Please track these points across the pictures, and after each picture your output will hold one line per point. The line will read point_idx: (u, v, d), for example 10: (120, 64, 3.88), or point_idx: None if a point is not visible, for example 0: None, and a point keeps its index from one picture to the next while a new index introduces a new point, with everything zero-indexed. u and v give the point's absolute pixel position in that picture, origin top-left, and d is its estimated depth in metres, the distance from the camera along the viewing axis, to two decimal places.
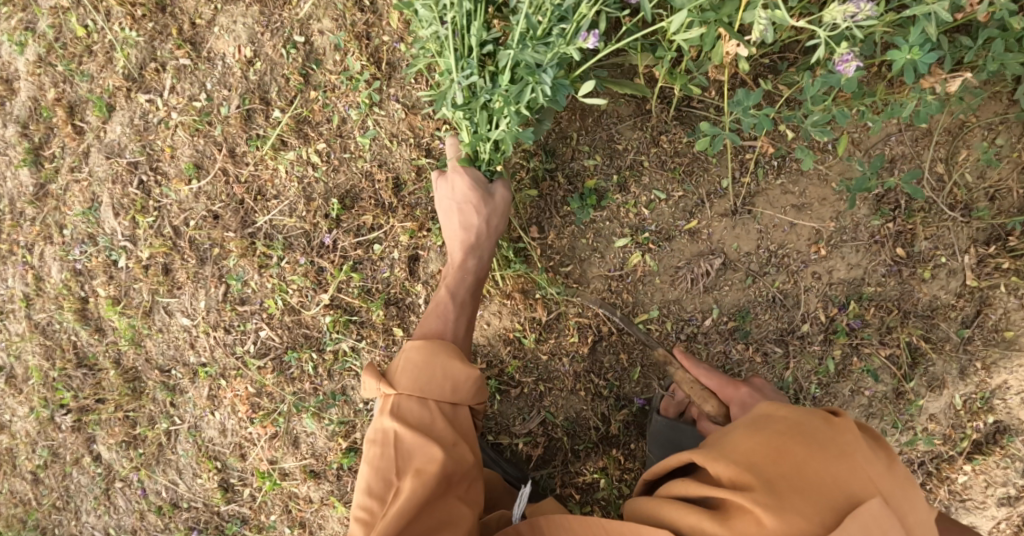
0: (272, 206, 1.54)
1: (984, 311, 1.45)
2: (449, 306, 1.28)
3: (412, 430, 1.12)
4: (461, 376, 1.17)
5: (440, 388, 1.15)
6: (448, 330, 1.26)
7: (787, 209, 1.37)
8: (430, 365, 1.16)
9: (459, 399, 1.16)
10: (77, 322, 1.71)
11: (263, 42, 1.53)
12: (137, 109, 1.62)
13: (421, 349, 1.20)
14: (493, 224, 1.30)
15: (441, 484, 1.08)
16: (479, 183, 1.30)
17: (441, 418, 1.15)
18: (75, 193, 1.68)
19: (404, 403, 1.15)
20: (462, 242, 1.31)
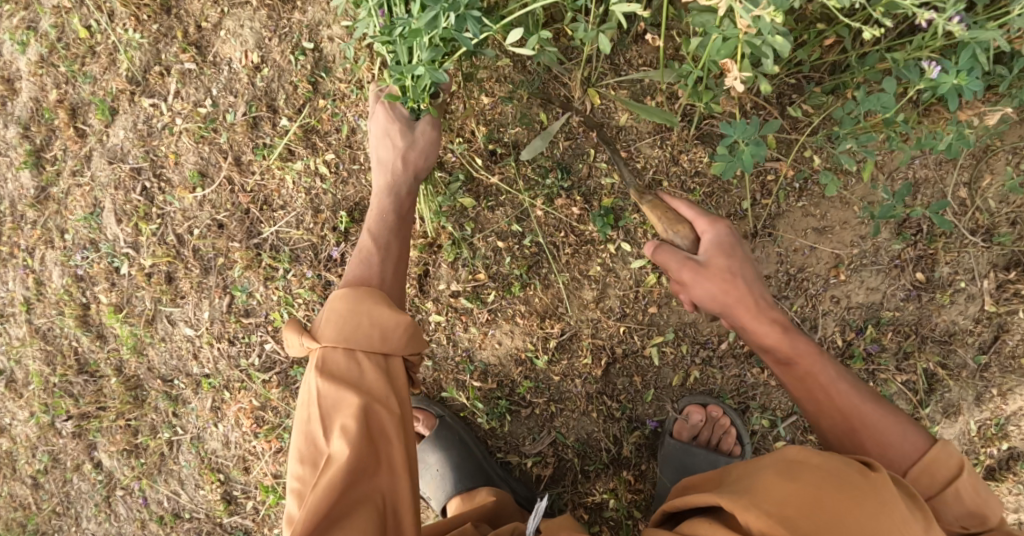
0: (279, 217, 1.50)
1: (1002, 338, 1.42)
2: (372, 247, 1.20)
3: (336, 383, 1.07)
4: (388, 323, 1.09)
5: (365, 338, 1.08)
6: (374, 271, 1.17)
7: (807, 232, 1.34)
8: (354, 314, 1.09)
9: (388, 346, 1.09)
10: (79, 328, 1.68)
11: (271, 47, 1.49)
12: (141, 113, 1.59)
13: (343, 295, 1.12)
14: (414, 161, 1.25)
15: (370, 444, 1.04)
16: (404, 120, 1.25)
17: (368, 368, 1.08)
18: (77, 197, 1.65)
19: (331, 356, 1.09)
20: (389, 182, 1.25)
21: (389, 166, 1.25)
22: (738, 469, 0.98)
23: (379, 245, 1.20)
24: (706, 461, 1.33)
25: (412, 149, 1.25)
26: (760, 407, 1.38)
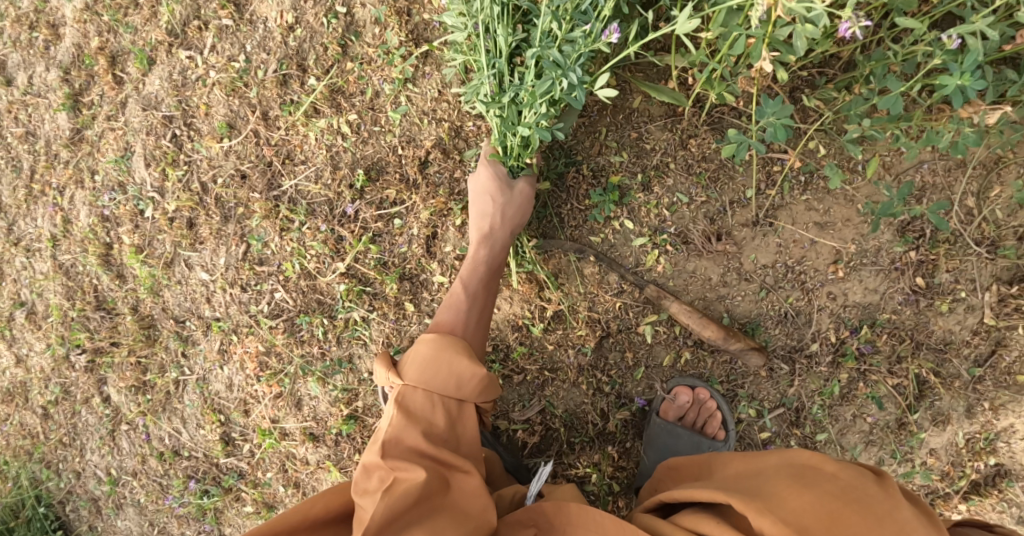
0: (299, 171, 1.56)
1: (999, 352, 1.43)
2: (459, 297, 1.30)
3: (407, 420, 1.14)
4: (466, 373, 1.19)
5: (445, 383, 1.18)
6: (461, 320, 1.27)
7: (809, 226, 1.37)
8: (437, 359, 1.18)
9: (463, 393, 1.18)
10: (100, 266, 1.75)
11: (305, 9, 1.54)
12: (177, 65, 1.65)
13: (428, 339, 1.23)
14: (510, 218, 1.32)
15: (433, 476, 1.09)
16: (504, 180, 1.34)
17: (442, 411, 1.17)
18: (109, 140, 1.72)
19: (409, 395, 1.18)
20: (479, 235, 1.34)
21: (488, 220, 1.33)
22: (740, 466, 1.09)
23: (465, 295, 1.30)
24: (690, 442, 1.38)
25: (509, 207, 1.33)
26: (747, 397, 1.44)
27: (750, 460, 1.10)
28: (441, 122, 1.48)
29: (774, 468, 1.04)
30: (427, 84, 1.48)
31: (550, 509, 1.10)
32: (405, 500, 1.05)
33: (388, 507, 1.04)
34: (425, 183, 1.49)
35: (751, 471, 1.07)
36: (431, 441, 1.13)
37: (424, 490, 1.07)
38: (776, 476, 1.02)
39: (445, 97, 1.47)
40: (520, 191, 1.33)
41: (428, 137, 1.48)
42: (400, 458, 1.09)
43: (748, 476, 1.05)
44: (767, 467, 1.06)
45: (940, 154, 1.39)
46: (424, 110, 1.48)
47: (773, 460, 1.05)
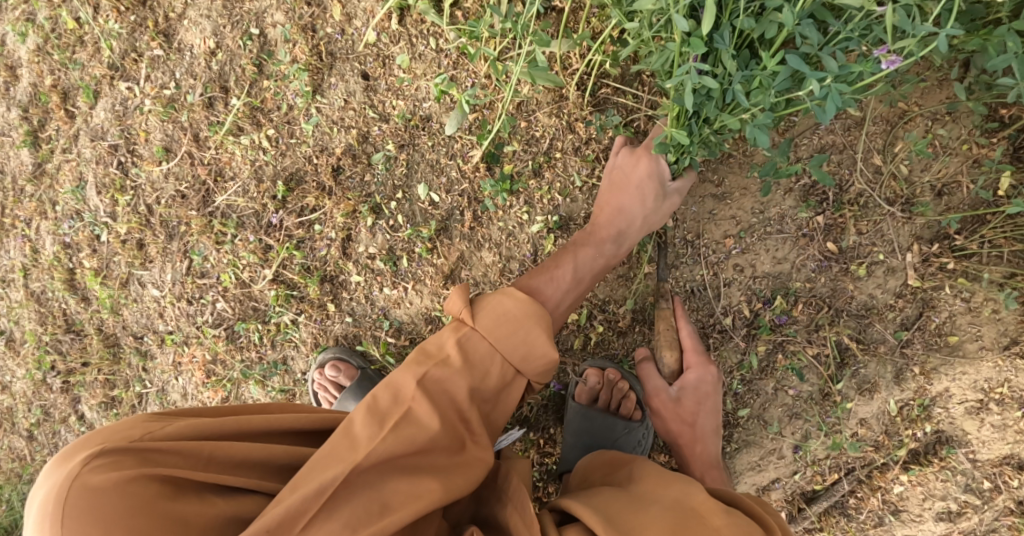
0: (229, 187, 1.64)
1: (926, 314, 1.44)
2: (566, 275, 1.25)
3: (459, 361, 1.08)
4: (537, 349, 1.11)
5: (514, 351, 1.10)
6: (554, 296, 1.22)
7: (704, 198, 1.41)
8: (520, 324, 1.10)
9: (525, 368, 1.11)
10: (66, 291, 1.86)
11: (225, 34, 1.63)
12: (119, 96, 1.77)
13: (519, 299, 1.14)
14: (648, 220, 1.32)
15: (450, 433, 1.04)
16: (660, 176, 1.30)
17: (496, 373, 1.10)
18: (65, 172, 1.84)
19: (472, 339, 1.11)
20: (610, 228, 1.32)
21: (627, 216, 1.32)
22: (648, 485, 1.06)
23: (569, 273, 1.25)
24: (603, 425, 1.40)
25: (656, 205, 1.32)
26: None
27: (658, 486, 1.05)
28: (350, 129, 1.53)
29: (661, 508, 0.99)
30: (334, 95, 1.54)
31: (502, 471, 1.12)
32: (414, 441, 1.00)
33: (395, 438, 0.99)
34: (339, 188, 1.55)
35: (645, 499, 1.02)
36: (470, 398, 1.08)
37: (435, 442, 1.02)
38: (663, 513, 0.98)
39: (351, 106, 1.53)
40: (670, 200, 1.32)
41: (339, 145, 1.54)
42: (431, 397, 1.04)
43: (637, 505, 1.01)
44: (663, 502, 1.01)
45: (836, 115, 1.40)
46: (334, 119, 1.54)
47: (672, 490, 1.02)
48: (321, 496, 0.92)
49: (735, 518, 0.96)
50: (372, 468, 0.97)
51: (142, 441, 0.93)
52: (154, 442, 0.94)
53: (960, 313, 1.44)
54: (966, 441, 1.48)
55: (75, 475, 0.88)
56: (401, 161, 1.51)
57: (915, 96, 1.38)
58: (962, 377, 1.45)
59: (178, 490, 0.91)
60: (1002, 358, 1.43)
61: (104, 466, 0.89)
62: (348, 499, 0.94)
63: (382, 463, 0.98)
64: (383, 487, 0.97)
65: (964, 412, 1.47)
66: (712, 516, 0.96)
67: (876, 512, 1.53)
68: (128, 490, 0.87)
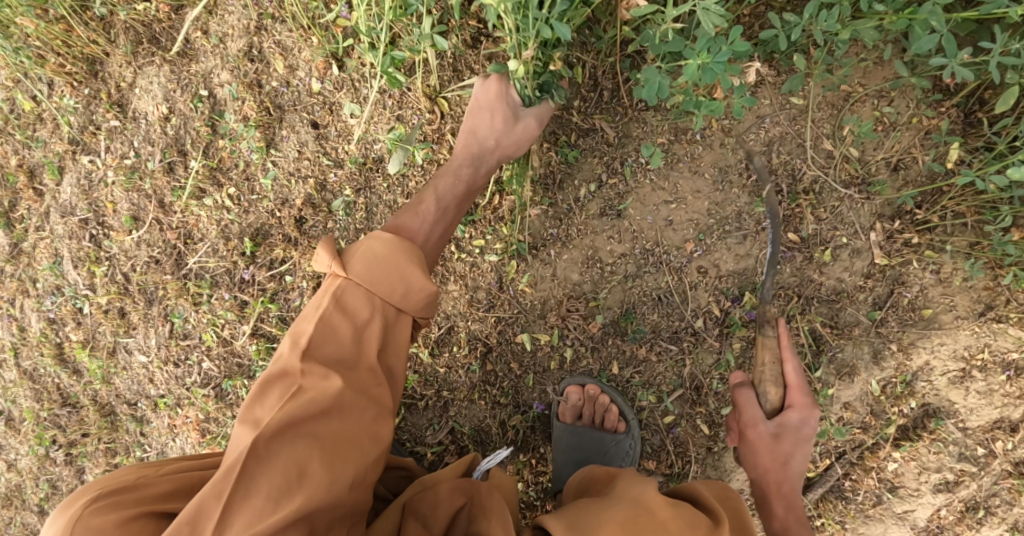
0: (199, 248, 1.66)
1: (897, 291, 1.45)
2: (430, 208, 1.28)
3: (341, 316, 1.11)
4: (415, 285, 1.15)
5: (391, 288, 1.14)
6: (423, 232, 1.26)
7: (660, 206, 1.40)
8: (393, 260, 1.14)
9: (406, 304, 1.14)
10: (57, 366, 1.88)
11: (176, 98, 1.66)
12: (82, 170, 1.79)
13: (383, 238, 1.18)
14: (505, 147, 1.32)
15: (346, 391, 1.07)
16: (511, 104, 1.31)
17: (380, 316, 1.13)
18: (41, 249, 1.85)
19: (349, 289, 1.14)
20: (465, 153, 1.33)
21: (474, 144, 1.32)
22: (619, 483, 1.09)
23: (432, 207, 1.29)
24: (592, 439, 1.42)
25: (505, 135, 1.32)
26: (642, 385, 1.45)
27: (625, 485, 1.08)
28: (308, 179, 1.55)
29: (622, 505, 1.01)
30: (287, 147, 1.56)
31: (484, 488, 1.16)
32: (308, 411, 1.04)
33: (288, 414, 1.03)
34: (305, 238, 1.57)
35: (608, 500, 1.05)
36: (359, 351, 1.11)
37: (334, 403, 1.05)
38: (622, 510, 1.00)
39: (304, 156, 1.55)
40: (523, 124, 1.31)
41: (298, 196, 1.56)
42: (318, 361, 1.07)
43: (601, 504, 1.03)
44: (622, 500, 1.03)
45: (779, 107, 1.40)
46: (290, 171, 1.56)
47: (635, 488, 1.05)
48: (231, 476, 0.99)
49: (683, 513, 1.00)
50: (277, 439, 1.02)
51: (140, 482, 1.05)
52: (148, 483, 1.06)
53: (932, 286, 1.44)
54: (954, 411, 1.48)
55: (77, 518, 0.99)
56: (360, 205, 1.53)
57: (857, 76, 1.38)
58: (941, 348, 1.46)
59: (174, 520, 1.04)
60: (979, 324, 1.44)
61: (106, 507, 1.00)
62: (257, 481, 1.00)
63: (282, 441, 1.02)
64: (290, 455, 1.02)
65: (947, 383, 1.47)
66: (667, 516, 0.98)
67: (873, 492, 1.53)
68: (124, 530, 0.99)
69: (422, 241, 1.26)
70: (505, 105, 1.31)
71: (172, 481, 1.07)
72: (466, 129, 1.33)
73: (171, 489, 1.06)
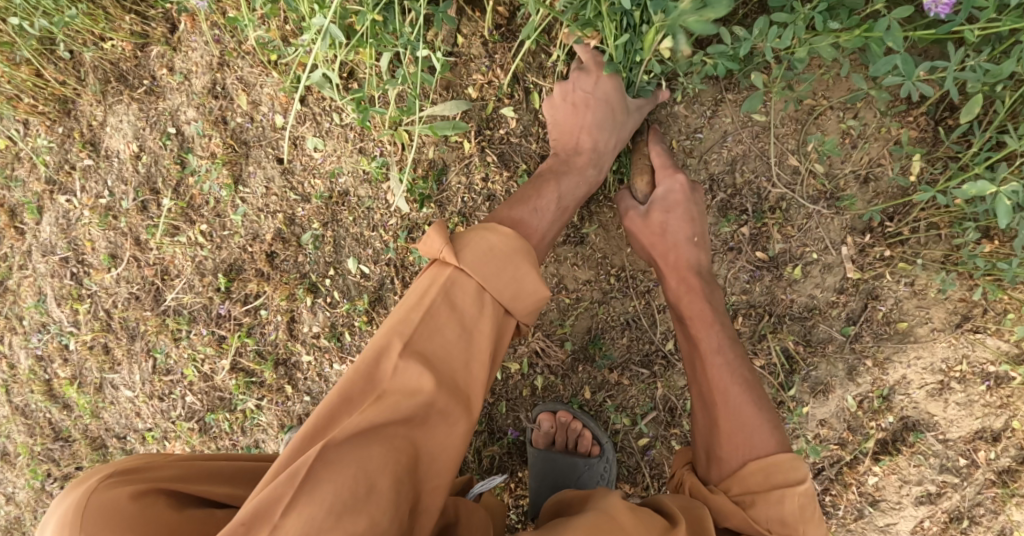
0: (176, 284, 1.67)
1: (871, 305, 1.43)
2: (550, 205, 1.21)
3: (448, 310, 1.03)
4: (528, 287, 1.06)
5: (503, 288, 1.05)
6: (540, 228, 1.19)
7: (623, 231, 1.39)
8: (511, 257, 1.05)
9: (514, 306, 1.06)
10: (48, 401, 1.87)
11: (145, 136, 1.66)
12: (60, 209, 1.78)
13: (502, 232, 1.08)
14: (616, 140, 1.28)
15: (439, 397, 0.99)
16: (620, 97, 1.26)
17: (488, 315, 1.05)
18: (26, 287, 1.83)
19: (460, 282, 1.04)
20: (582, 153, 1.28)
21: (592, 145, 1.27)
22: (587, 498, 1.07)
23: (553, 203, 1.22)
24: (565, 465, 1.41)
25: (617, 127, 1.27)
26: (615, 408, 1.45)
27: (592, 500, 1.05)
28: (276, 214, 1.56)
29: (588, 514, 0.98)
30: (254, 183, 1.56)
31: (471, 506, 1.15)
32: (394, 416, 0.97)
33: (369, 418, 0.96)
34: (277, 273, 1.58)
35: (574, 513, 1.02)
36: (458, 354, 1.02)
37: (419, 409, 0.98)
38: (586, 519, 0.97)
39: (270, 192, 1.56)
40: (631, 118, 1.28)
41: (268, 230, 1.57)
42: (414, 360, 0.99)
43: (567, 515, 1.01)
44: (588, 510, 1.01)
45: (741, 124, 1.38)
46: (259, 207, 1.57)
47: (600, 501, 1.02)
48: (294, 480, 0.91)
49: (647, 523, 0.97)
50: (350, 444, 0.94)
51: (146, 466, 1.04)
52: (156, 467, 1.04)
53: (906, 298, 1.42)
54: (933, 424, 1.46)
55: (90, 491, 0.96)
56: (328, 239, 1.54)
57: (821, 89, 1.35)
58: (917, 362, 1.44)
59: (184, 502, 1.01)
60: (956, 336, 1.42)
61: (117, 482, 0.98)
62: (329, 484, 0.92)
63: (358, 446, 0.95)
64: (362, 464, 0.94)
65: (926, 395, 1.45)
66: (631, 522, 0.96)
67: (855, 506, 1.52)
68: (136, 506, 0.96)
69: (535, 238, 1.19)
70: (615, 97, 1.26)
71: (181, 467, 1.06)
72: (584, 124, 1.27)
73: (179, 473, 1.04)
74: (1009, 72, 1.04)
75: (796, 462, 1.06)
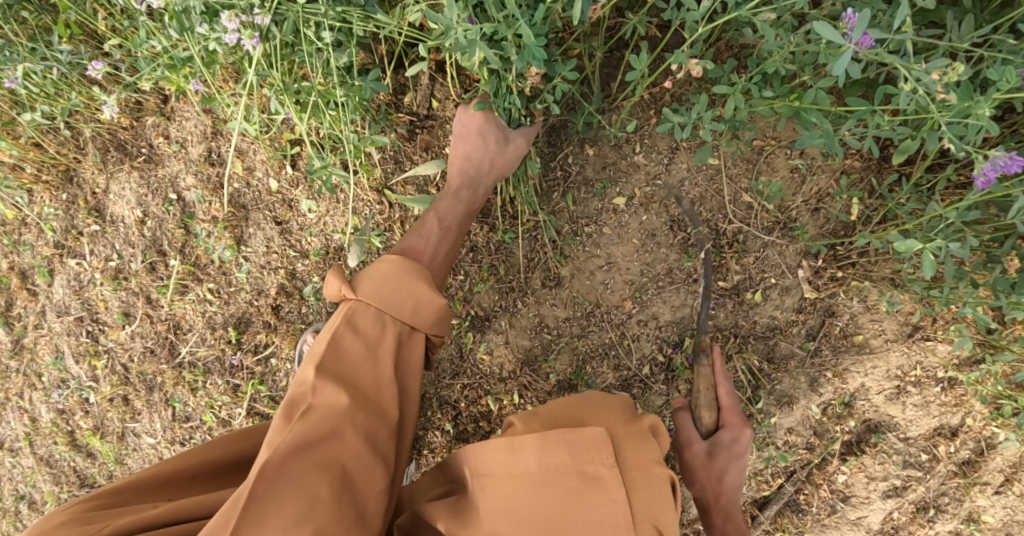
0: (189, 338, 1.79)
1: (829, 321, 1.57)
2: (434, 228, 1.35)
3: (354, 335, 1.15)
4: (424, 299, 1.20)
5: (402, 304, 1.19)
6: (430, 249, 1.33)
7: (596, 271, 1.55)
8: (399, 278, 1.20)
9: (417, 320, 1.20)
10: (72, 451, 1.93)
11: (148, 202, 1.78)
12: (71, 272, 1.88)
13: (391, 261, 1.24)
14: (499, 166, 1.36)
15: (358, 407, 1.08)
16: (499, 128, 1.35)
17: (391, 332, 1.18)
18: (43, 345, 1.92)
19: (360, 309, 1.18)
20: (461, 180, 1.38)
21: (475, 170, 1.36)
22: None
23: (438, 227, 1.35)
24: None
25: (500, 155, 1.36)
26: None
27: None
28: (279, 270, 1.70)
29: None
30: (255, 243, 1.70)
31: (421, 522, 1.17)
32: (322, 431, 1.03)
33: (300, 435, 1.02)
34: (283, 324, 1.71)
35: None
36: (368, 371, 1.13)
37: (343, 421, 1.05)
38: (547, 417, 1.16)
39: (271, 250, 1.70)
40: (512, 145, 1.36)
41: (271, 285, 1.71)
42: (329, 381, 1.08)
43: None
44: None
45: (696, 168, 1.52)
46: (262, 264, 1.71)
47: None
48: (238, 503, 0.95)
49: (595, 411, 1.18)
50: (288, 463, 1.00)
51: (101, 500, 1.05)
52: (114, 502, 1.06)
53: (860, 313, 1.56)
54: (894, 424, 1.60)
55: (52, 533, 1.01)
56: None
57: (767, 131, 1.49)
58: (874, 370, 1.58)
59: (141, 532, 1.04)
60: (908, 344, 1.55)
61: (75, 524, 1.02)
62: (270, 501, 0.97)
63: (292, 466, 1.00)
64: (300, 483, 0.99)
65: (885, 399, 1.59)
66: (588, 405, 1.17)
67: (828, 502, 1.66)
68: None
69: (428, 260, 1.33)
70: (491, 128, 1.35)
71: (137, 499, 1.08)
72: (459, 154, 1.36)
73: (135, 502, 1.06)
74: (915, 149, 1.20)
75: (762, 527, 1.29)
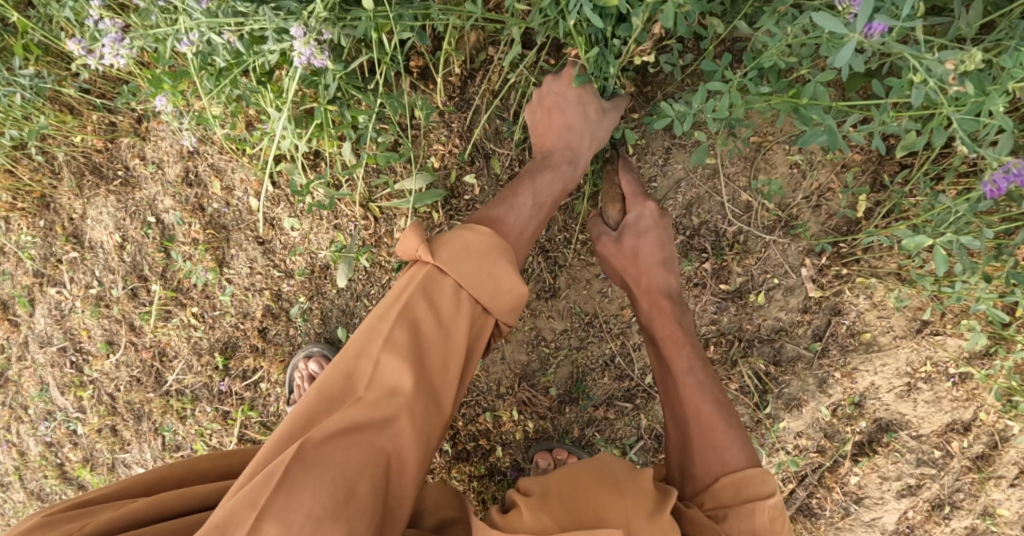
0: (176, 366, 1.74)
1: (835, 320, 1.52)
2: (527, 202, 1.19)
3: (428, 307, 1.00)
4: (508, 284, 1.03)
5: (484, 284, 1.02)
6: (523, 224, 1.16)
7: (592, 279, 1.49)
8: (489, 254, 1.03)
9: (494, 304, 1.04)
10: (62, 484, 1.88)
11: (127, 226, 1.72)
12: (51, 301, 1.81)
13: (479, 231, 1.06)
14: (596, 138, 1.30)
15: (417, 395, 0.97)
16: (597, 102, 1.30)
17: (466, 313, 1.02)
18: (26, 377, 1.86)
19: (438, 280, 1.02)
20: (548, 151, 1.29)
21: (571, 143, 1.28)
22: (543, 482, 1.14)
23: (530, 200, 1.20)
24: None
25: (593, 127, 1.29)
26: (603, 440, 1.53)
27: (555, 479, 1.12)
28: (264, 291, 1.64)
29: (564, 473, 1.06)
30: (238, 265, 1.65)
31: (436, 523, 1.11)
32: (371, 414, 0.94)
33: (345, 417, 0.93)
34: (271, 347, 1.66)
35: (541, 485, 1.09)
36: (434, 352, 1.00)
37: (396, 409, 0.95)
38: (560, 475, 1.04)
39: (256, 271, 1.64)
40: (606, 120, 1.30)
41: (257, 307, 1.65)
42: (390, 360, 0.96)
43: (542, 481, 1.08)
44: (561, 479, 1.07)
45: (689, 171, 1.48)
46: (246, 285, 1.65)
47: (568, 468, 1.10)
48: (269, 481, 0.88)
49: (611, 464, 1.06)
50: (328, 442, 0.92)
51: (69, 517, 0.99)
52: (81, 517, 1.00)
53: (867, 310, 1.50)
54: (906, 423, 1.55)
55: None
56: (316, 311, 1.63)
57: (764, 126, 1.43)
58: (884, 368, 1.52)
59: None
60: (917, 340, 1.50)
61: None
62: (304, 482, 0.89)
63: (332, 449, 0.92)
64: (341, 464, 0.91)
65: (896, 398, 1.54)
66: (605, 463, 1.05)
67: (841, 505, 1.61)
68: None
69: (515, 235, 1.15)
70: (590, 100, 1.29)
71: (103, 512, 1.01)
72: (556, 124, 1.29)
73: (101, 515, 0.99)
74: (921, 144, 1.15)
75: (766, 475, 1.04)
